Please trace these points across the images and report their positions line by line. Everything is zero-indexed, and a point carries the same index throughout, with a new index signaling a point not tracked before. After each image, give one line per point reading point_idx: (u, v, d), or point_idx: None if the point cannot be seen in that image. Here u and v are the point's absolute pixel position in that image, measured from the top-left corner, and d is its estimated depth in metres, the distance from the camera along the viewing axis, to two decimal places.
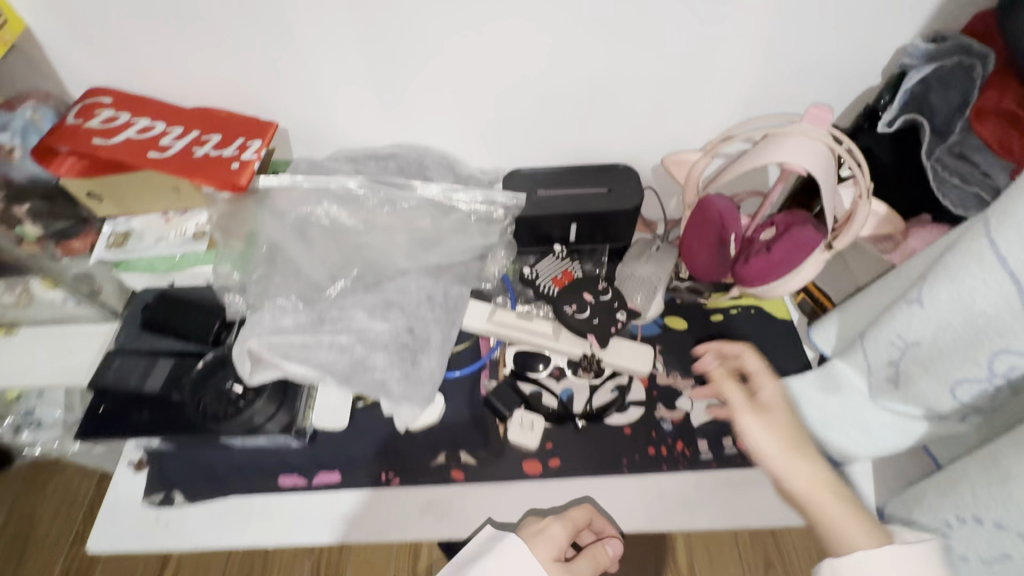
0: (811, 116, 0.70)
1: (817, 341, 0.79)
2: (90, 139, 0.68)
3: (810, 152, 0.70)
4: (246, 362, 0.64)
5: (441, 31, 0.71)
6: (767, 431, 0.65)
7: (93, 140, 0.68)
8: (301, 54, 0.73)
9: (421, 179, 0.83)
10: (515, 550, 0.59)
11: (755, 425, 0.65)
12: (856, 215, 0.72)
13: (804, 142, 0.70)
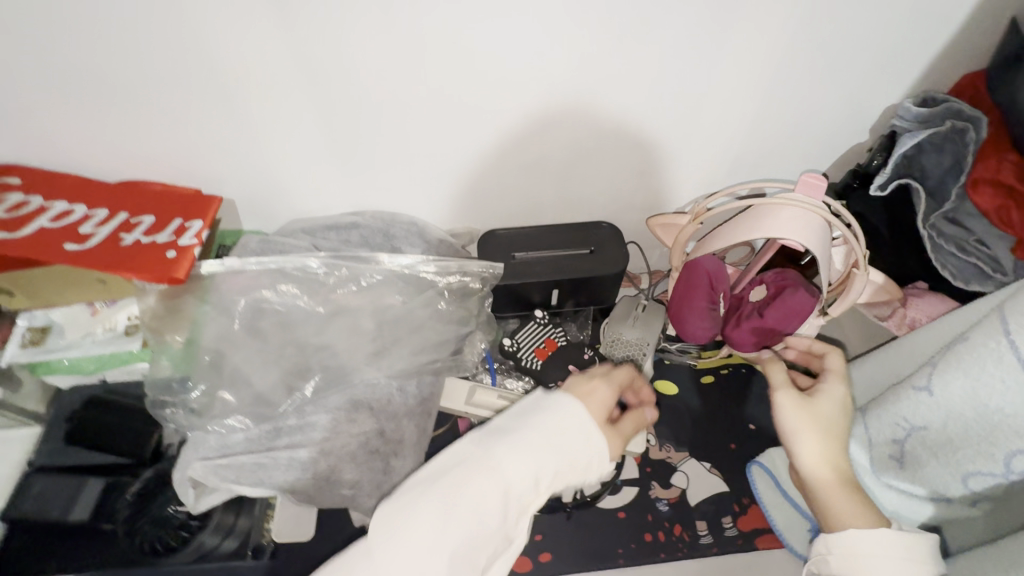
0: (805, 184, 0.66)
1: None
2: None
3: (804, 224, 0.66)
4: (189, 490, 0.56)
5: (404, 94, 0.65)
6: (799, 415, 0.59)
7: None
8: (247, 121, 0.65)
9: (388, 250, 0.76)
10: (572, 418, 0.53)
11: (788, 409, 0.59)
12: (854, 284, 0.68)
13: (795, 214, 0.66)
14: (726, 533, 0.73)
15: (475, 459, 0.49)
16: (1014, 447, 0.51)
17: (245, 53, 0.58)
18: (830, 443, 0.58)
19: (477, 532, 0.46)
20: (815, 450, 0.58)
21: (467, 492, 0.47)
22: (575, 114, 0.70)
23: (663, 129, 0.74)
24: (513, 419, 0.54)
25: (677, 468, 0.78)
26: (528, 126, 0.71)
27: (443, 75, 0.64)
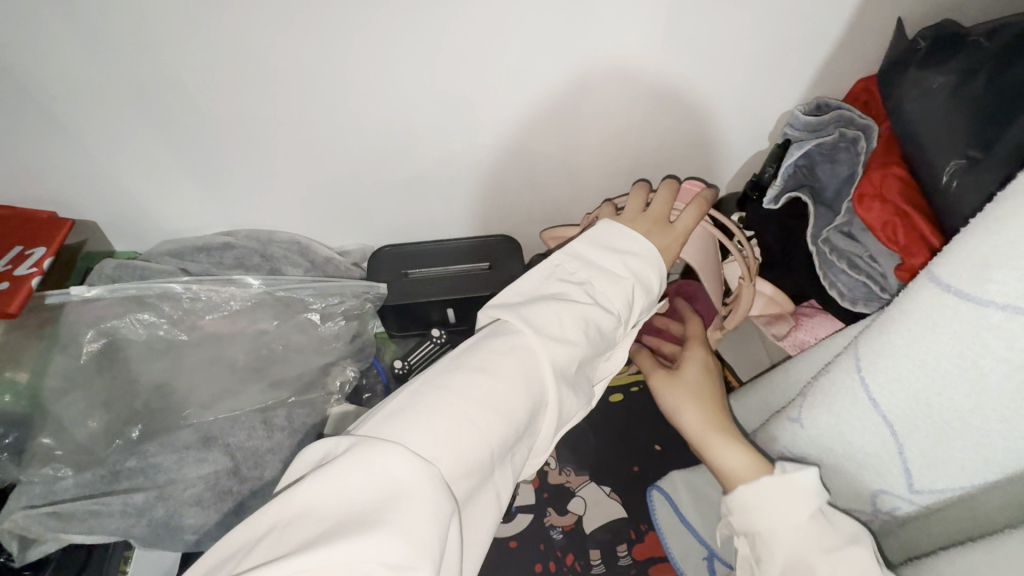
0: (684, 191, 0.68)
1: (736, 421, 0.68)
2: None
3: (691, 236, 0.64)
4: (13, 542, 0.53)
5: (250, 114, 0.60)
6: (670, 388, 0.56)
7: None
8: (85, 143, 0.61)
9: (265, 271, 0.72)
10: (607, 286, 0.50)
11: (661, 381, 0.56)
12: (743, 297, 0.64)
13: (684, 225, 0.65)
14: (619, 562, 0.71)
15: (557, 294, 0.49)
16: (877, 487, 0.48)
17: (58, 73, 0.54)
18: (708, 406, 0.55)
19: (591, 327, 0.46)
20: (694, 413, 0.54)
21: (542, 318, 0.46)
22: (448, 130, 0.65)
23: (549, 141, 0.69)
24: (594, 247, 0.53)
25: (575, 494, 0.75)
26: (398, 144, 0.66)
27: (288, 94, 0.58)
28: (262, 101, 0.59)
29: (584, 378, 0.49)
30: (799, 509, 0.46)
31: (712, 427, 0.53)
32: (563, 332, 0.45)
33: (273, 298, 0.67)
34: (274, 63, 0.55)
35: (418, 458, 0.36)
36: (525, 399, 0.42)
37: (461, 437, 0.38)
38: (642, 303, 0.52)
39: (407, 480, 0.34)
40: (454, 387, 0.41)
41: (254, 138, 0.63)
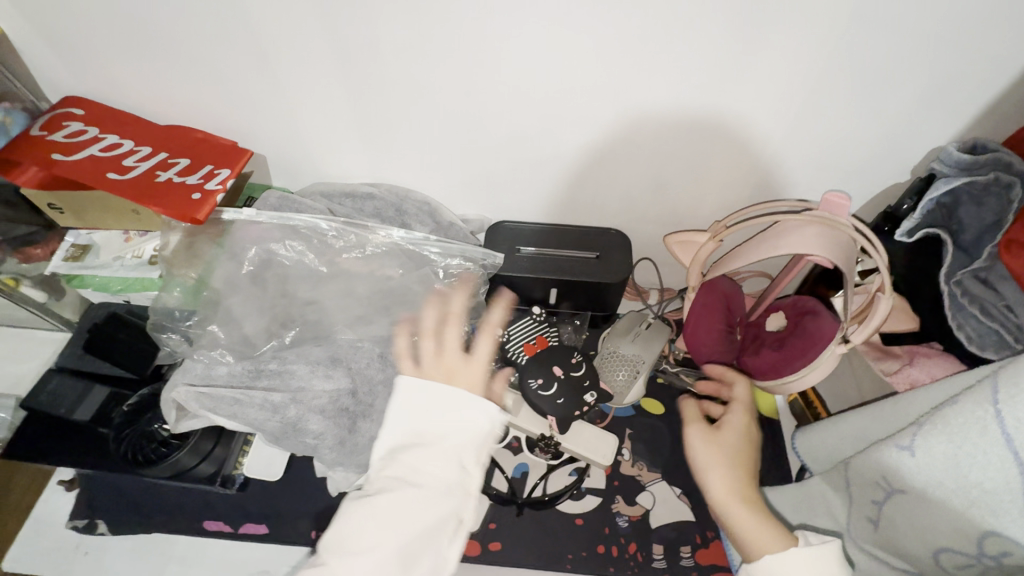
0: (828, 202, 0.65)
1: (827, 447, 0.68)
2: (50, 153, 0.67)
3: (828, 243, 0.64)
4: (171, 411, 0.62)
5: (423, 81, 0.66)
6: (706, 444, 0.61)
7: (52, 154, 0.67)
8: (277, 88, 0.68)
9: (397, 225, 0.79)
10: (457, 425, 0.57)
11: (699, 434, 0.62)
12: (877, 309, 0.65)
13: (817, 231, 0.65)
14: (681, 562, 0.72)
15: (421, 444, 0.54)
16: (988, 528, 0.48)
17: (274, 22, 0.61)
18: (736, 471, 0.59)
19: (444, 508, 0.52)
20: (719, 479, 0.59)
21: (412, 469, 0.53)
22: (595, 119, 0.69)
23: (684, 144, 0.72)
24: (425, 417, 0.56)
25: (645, 488, 0.76)
26: (544, 126, 0.71)
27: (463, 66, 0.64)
28: (436, 69, 0.65)
29: (464, 468, 0.54)
30: None
31: (738, 496, 0.57)
32: (425, 490, 0.52)
33: (391, 249, 0.73)
34: (460, 35, 0.61)
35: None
36: (394, 513, 0.50)
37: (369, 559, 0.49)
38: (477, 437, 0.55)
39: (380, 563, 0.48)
40: (366, 543, 0.49)
41: (422, 102, 0.69)
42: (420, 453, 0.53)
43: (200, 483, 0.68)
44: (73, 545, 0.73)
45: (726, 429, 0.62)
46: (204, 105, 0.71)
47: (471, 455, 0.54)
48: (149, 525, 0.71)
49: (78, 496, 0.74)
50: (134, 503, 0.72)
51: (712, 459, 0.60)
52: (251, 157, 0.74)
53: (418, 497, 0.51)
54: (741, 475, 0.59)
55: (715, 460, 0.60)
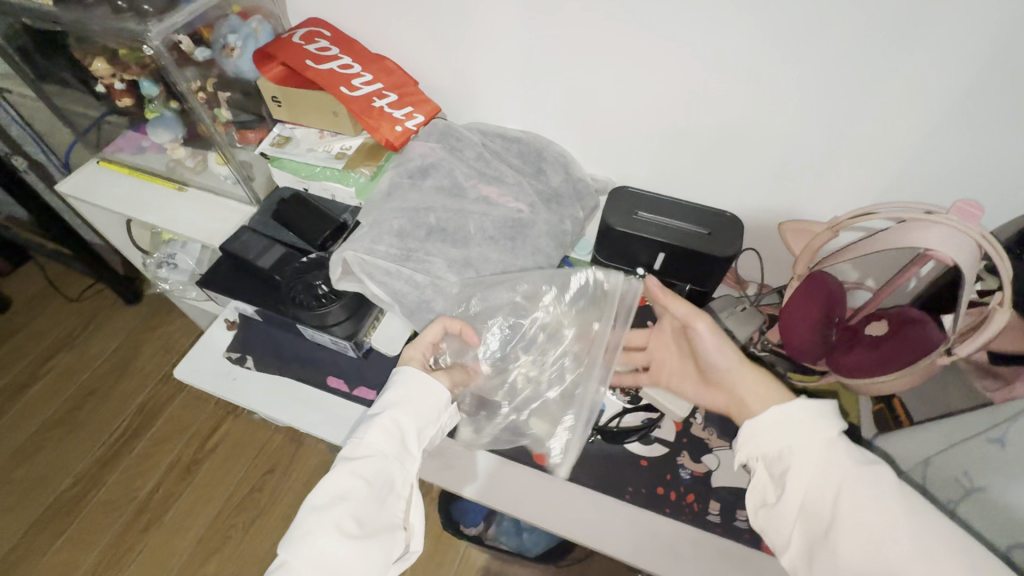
0: (958, 210, 0.67)
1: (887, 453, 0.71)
2: (305, 59, 0.82)
3: (967, 254, 0.67)
4: (337, 268, 0.75)
5: (599, 36, 0.77)
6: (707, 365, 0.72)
7: (305, 61, 0.82)
8: (471, 27, 0.82)
9: (535, 170, 0.90)
10: (422, 382, 0.70)
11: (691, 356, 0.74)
12: (993, 324, 0.65)
13: (959, 240, 0.67)
14: (735, 524, 0.74)
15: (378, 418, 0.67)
16: None
17: None
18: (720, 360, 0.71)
19: (368, 481, 0.62)
20: (723, 357, 0.71)
21: (357, 446, 0.65)
22: (739, 96, 0.77)
23: (823, 132, 0.76)
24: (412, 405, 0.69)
25: (711, 450, 0.81)
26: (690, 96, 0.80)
27: (633, 30, 0.75)
28: (614, 29, 0.76)
29: (404, 441, 0.67)
30: (804, 424, 0.60)
31: (741, 366, 0.70)
32: (375, 461, 0.64)
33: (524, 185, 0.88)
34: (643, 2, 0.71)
35: (304, 558, 0.57)
36: (337, 488, 0.61)
37: (326, 536, 0.58)
38: (431, 403, 0.70)
39: (317, 541, 0.57)
40: (337, 519, 0.59)
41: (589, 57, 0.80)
42: (373, 431, 0.65)
43: (337, 341, 0.82)
44: (225, 370, 0.90)
45: (667, 327, 0.81)
46: (407, 35, 0.87)
47: (416, 428, 0.68)
48: (286, 368, 0.87)
49: (236, 334, 0.91)
50: (278, 348, 0.88)
51: (699, 345, 0.73)
52: (438, 110, 0.91)
53: (368, 466, 0.63)
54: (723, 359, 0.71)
55: (710, 342, 0.72)
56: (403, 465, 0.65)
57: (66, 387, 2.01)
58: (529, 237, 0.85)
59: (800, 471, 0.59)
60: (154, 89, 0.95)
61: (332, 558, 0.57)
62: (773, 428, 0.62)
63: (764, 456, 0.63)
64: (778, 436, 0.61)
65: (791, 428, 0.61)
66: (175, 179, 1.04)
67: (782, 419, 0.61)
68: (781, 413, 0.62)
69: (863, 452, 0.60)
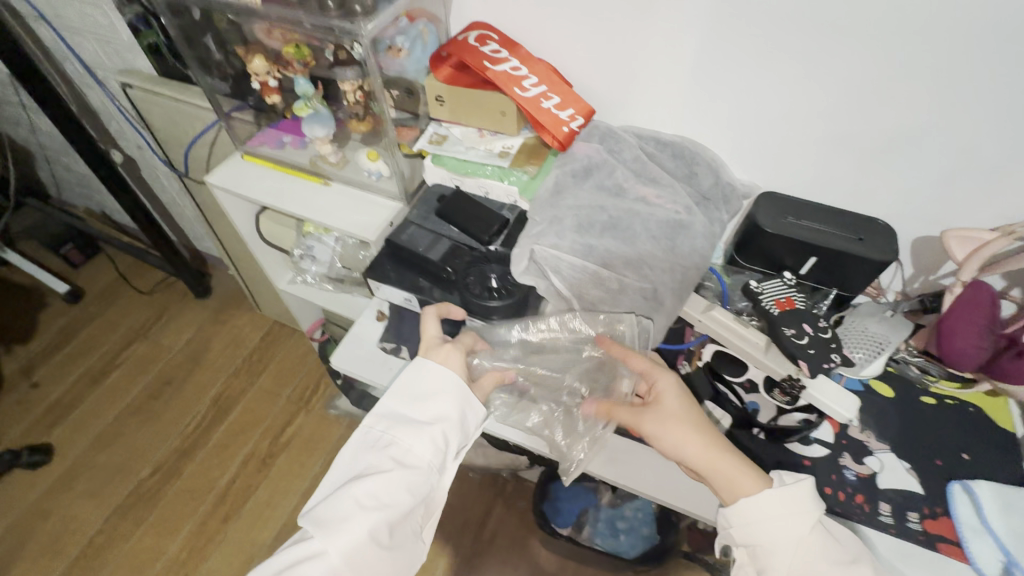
0: None
1: None
2: (482, 61, 0.85)
3: None
4: (524, 262, 0.82)
5: (777, 44, 0.80)
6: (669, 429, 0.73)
7: (483, 62, 0.85)
8: (643, 34, 0.85)
9: (688, 174, 0.92)
10: (453, 384, 0.76)
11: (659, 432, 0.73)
12: None
13: None
14: (908, 525, 0.76)
15: (415, 428, 0.74)
16: None
17: None
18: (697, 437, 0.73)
19: (401, 491, 0.71)
20: (690, 448, 0.72)
21: (404, 454, 0.73)
22: (916, 104, 0.79)
23: (997, 144, 0.78)
24: (454, 420, 0.75)
25: (872, 452, 0.82)
26: (861, 103, 0.82)
27: (817, 37, 0.77)
28: (792, 39, 0.79)
29: (444, 457, 0.74)
30: (790, 510, 0.68)
31: (708, 459, 0.72)
32: (411, 473, 0.72)
33: (678, 188, 0.90)
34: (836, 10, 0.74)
35: (338, 552, 0.67)
36: (380, 496, 0.70)
37: (365, 539, 0.68)
38: (468, 421, 0.76)
39: (349, 536, 0.68)
40: (373, 523, 0.69)
41: (758, 66, 0.83)
42: (414, 443, 0.73)
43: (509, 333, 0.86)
44: (381, 359, 0.92)
45: (665, 403, 0.75)
46: (574, 40, 0.90)
47: (455, 447, 0.75)
48: None
49: (389, 325, 0.94)
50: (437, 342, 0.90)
51: (678, 435, 0.73)
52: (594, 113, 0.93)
53: (413, 479, 0.71)
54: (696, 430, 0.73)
55: (683, 436, 0.73)
56: (436, 477, 0.73)
57: (143, 376, 2.06)
58: (688, 238, 0.87)
59: (782, 562, 0.67)
60: (308, 87, 0.99)
61: (361, 550, 0.68)
62: (755, 521, 0.69)
63: (749, 544, 0.70)
64: (766, 529, 0.68)
65: (779, 514, 0.68)
66: (319, 174, 1.06)
67: (770, 510, 0.68)
68: (770, 499, 0.68)
69: (854, 547, 0.68)
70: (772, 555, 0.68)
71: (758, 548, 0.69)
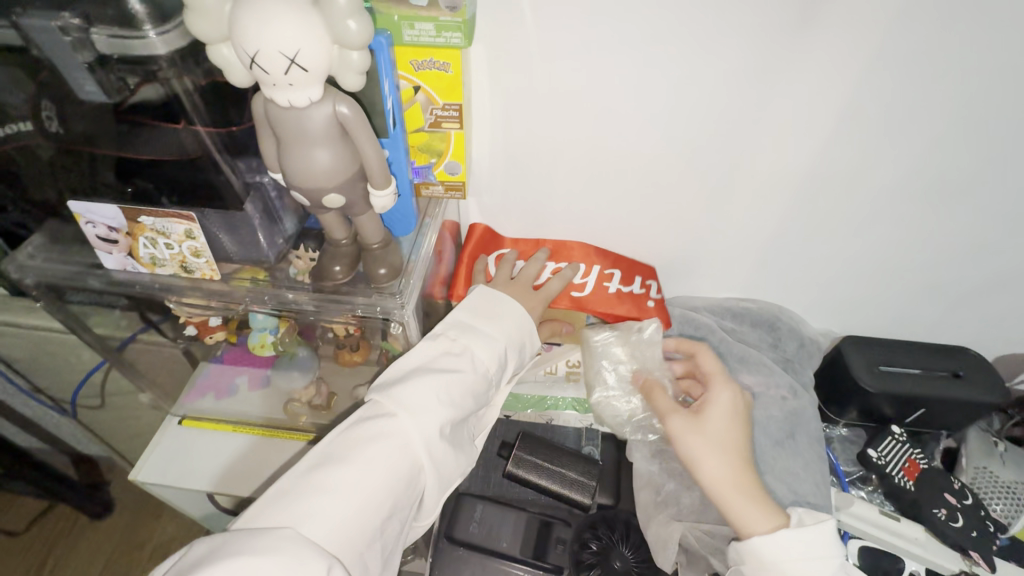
0: None
1: None
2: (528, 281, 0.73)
3: None
4: (672, 550, 0.60)
5: (874, 212, 0.69)
6: (709, 426, 0.60)
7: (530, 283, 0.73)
8: (713, 209, 0.72)
9: (774, 342, 0.81)
10: (515, 310, 0.61)
11: (698, 421, 0.60)
12: None
13: None
14: None
15: (461, 328, 0.57)
16: None
17: (767, 156, 0.65)
18: (729, 457, 0.58)
19: (441, 390, 0.51)
20: (713, 469, 0.58)
21: (463, 360, 0.54)
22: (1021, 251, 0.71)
23: None
24: (499, 313, 0.60)
25: None
26: (961, 256, 0.73)
27: (924, 203, 0.67)
28: (892, 203, 0.68)
29: (502, 369, 0.58)
30: (813, 559, 0.53)
31: (734, 484, 0.57)
32: (457, 369, 0.53)
33: (774, 366, 0.77)
34: (949, 179, 0.64)
35: (324, 523, 0.42)
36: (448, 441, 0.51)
37: (391, 475, 0.46)
38: (513, 316, 0.61)
39: (336, 480, 0.45)
40: (414, 485, 0.48)
41: (849, 230, 0.72)
42: (468, 344, 0.56)
43: None
44: None
45: (709, 413, 0.61)
46: (625, 223, 0.75)
47: (508, 356, 0.58)
48: None
49: None
50: None
51: (701, 450, 0.58)
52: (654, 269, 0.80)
53: (460, 380, 0.53)
54: (734, 460, 0.58)
55: (708, 449, 0.58)
56: (487, 392, 0.56)
57: None
58: (812, 429, 0.73)
59: None
60: (272, 320, 0.70)
61: (332, 513, 0.43)
62: (774, 562, 0.54)
63: None
64: (784, 564, 0.53)
65: (799, 559, 0.53)
66: (305, 429, 0.78)
67: (789, 550, 0.54)
68: (791, 542, 0.54)
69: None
70: None
71: None
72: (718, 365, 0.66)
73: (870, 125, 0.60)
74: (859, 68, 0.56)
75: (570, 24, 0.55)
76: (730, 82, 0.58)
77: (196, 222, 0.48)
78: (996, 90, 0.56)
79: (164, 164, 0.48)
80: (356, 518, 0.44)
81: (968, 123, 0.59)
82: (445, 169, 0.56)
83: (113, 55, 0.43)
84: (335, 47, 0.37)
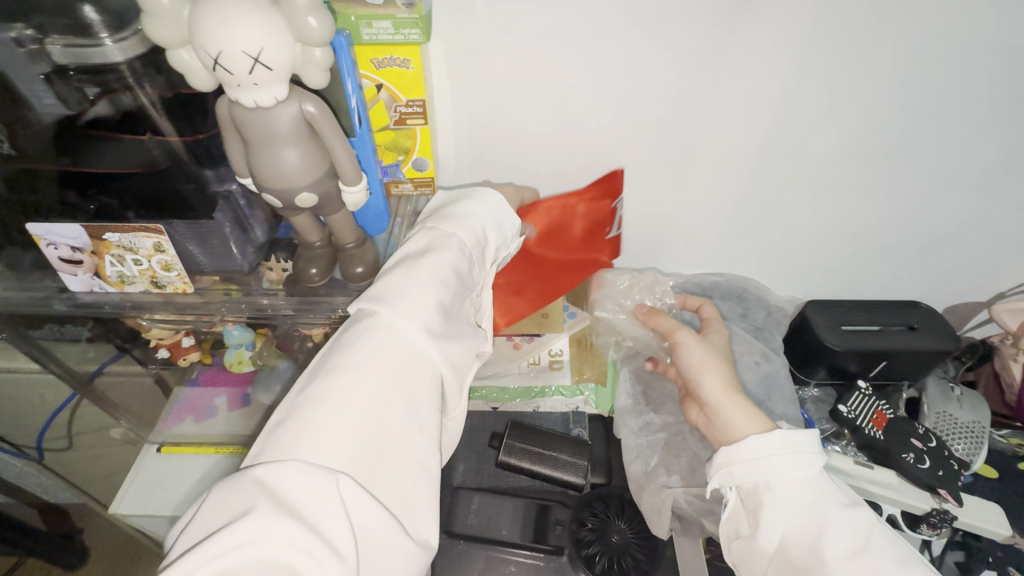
0: None
1: None
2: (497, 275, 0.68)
3: None
4: (667, 517, 0.62)
5: (825, 177, 0.73)
6: (707, 347, 0.64)
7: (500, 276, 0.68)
8: (676, 187, 0.74)
9: (744, 310, 0.84)
10: (496, 203, 0.56)
11: (699, 342, 0.64)
12: None
13: None
14: None
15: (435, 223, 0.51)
16: None
17: (721, 132, 0.68)
18: (727, 372, 0.62)
19: (432, 269, 0.46)
20: (717, 374, 0.61)
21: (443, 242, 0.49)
22: (958, 204, 0.77)
23: None
24: (466, 201, 0.55)
25: None
26: (905, 214, 0.78)
27: (868, 166, 0.72)
28: (840, 168, 0.72)
29: (483, 251, 0.52)
30: (791, 454, 0.52)
31: (728, 393, 0.60)
32: (440, 254, 0.47)
33: (745, 334, 0.80)
34: (887, 141, 0.69)
35: (330, 431, 0.37)
36: (446, 322, 0.45)
37: (398, 358, 0.41)
38: (483, 200, 0.55)
39: (334, 386, 0.39)
40: (425, 370, 0.42)
41: (803, 197, 0.76)
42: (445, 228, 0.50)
43: None
44: None
45: (713, 342, 0.66)
46: None
47: (489, 238, 0.54)
48: None
49: None
50: None
51: (708, 359, 0.63)
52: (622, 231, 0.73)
53: (443, 260, 0.47)
54: (732, 376, 0.62)
55: (714, 357, 0.62)
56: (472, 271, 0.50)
57: None
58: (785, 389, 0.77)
59: (786, 508, 0.50)
60: (248, 334, 0.69)
61: (343, 414, 0.38)
62: (752, 457, 0.53)
63: (742, 485, 0.53)
64: (761, 459, 0.53)
65: (780, 453, 0.52)
66: None
67: (771, 446, 0.53)
68: (769, 439, 0.53)
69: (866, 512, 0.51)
70: (765, 488, 0.52)
71: (752, 488, 0.52)
72: (718, 316, 0.72)
73: (812, 97, 0.64)
74: (797, 43, 0.59)
75: (526, 17, 0.57)
76: (681, 64, 0.61)
77: (164, 235, 0.47)
78: (918, 57, 0.61)
79: (131, 178, 0.49)
80: (366, 413, 0.38)
81: (901, 87, 0.63)
82: (414, 166, 0.57)
83: (69, 63, 0.45)
84: (299, 46, 0.37)
